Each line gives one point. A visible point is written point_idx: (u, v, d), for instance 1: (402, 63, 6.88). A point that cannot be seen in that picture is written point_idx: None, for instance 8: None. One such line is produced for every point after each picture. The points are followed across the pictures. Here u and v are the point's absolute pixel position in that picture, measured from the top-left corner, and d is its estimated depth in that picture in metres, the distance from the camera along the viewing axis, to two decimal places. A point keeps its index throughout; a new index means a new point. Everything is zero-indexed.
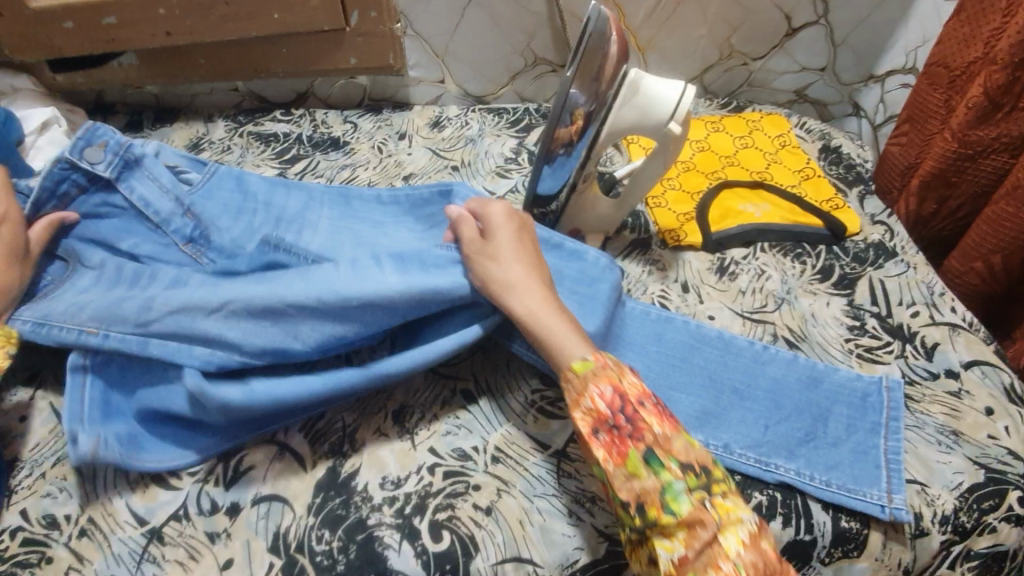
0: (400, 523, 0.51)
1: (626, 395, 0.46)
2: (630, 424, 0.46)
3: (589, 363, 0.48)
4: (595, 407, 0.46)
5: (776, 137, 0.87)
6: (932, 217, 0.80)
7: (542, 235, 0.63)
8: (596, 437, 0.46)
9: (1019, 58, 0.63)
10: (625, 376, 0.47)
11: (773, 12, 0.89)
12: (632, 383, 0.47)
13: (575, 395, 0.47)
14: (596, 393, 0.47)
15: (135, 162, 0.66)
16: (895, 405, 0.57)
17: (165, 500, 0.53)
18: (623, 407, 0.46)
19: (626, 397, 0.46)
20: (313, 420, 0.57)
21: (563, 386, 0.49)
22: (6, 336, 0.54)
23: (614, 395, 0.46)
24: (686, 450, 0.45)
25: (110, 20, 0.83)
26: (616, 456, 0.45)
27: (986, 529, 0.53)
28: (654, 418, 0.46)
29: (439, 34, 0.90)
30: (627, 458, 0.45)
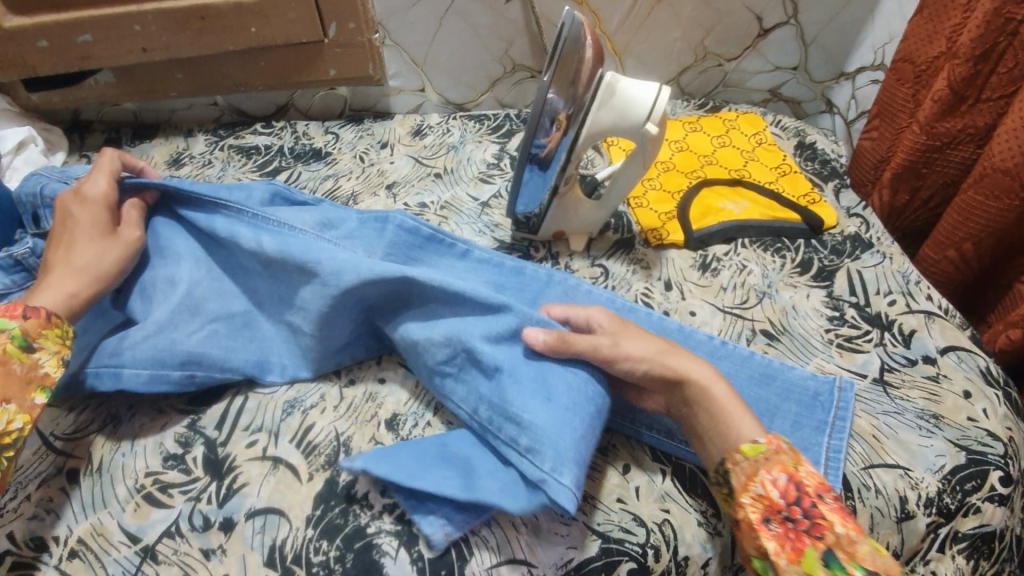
0: (398, 530, 0.51)
1: (803, 485, 0.45)
2: (807, 520, 0.44)
3: (760, 446, 0.47)
4: (767, 495, 0.46)
5: (752, 136, 0.89)
6: (905, 208, 0.82)
7: (482, 255, 0.68)
8: (766, 526, 0.45)
9: (980, 52, 0.65)
10: (801, 465, 0.46)
11: (745, 14, 0.91)
12: (809, 473, 0.46)
13: (743, 478, 0.47)
14: (767, 479, 0.46)
15: (55, 204, 0.66)
16: (845, 405, 0.57)
17: (157, 519, 0.52)
18: (798, 499, 0.45)
19: (802, 488, 0.45)
20: (305, 429, 0.58)
21: (729, 466, 0.48)
22: (67, 335, 0.53)
23: (788, 483, 0.46)
24: (875, 560, 0.41)
25: (86, 37, 0.82)
26: (789, 550, 0.44)
27: (971, 510, 0.54)
28: (836, 517, 0.44)
29: (417, 44, 0.90)
30: (803, 555, 0.43)
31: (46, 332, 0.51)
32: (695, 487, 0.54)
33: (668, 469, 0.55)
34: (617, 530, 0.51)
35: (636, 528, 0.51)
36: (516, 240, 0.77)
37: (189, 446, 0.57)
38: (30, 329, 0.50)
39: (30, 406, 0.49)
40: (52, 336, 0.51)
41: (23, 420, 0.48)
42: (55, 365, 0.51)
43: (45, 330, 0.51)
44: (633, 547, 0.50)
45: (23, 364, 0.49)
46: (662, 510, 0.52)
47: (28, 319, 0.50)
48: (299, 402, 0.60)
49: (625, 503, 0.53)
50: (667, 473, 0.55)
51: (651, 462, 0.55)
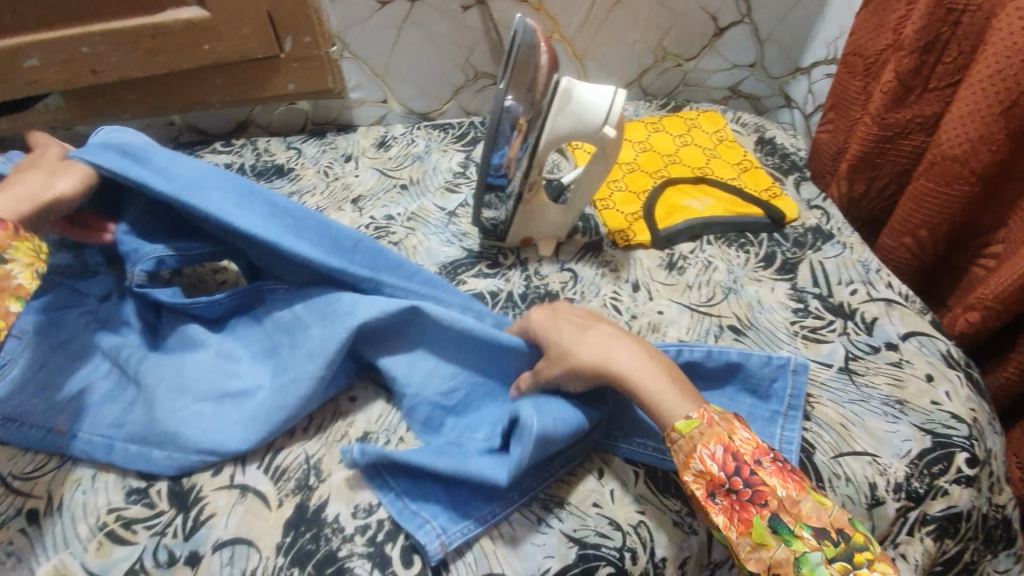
0: (372, 552, 0.50)
1: (739, 454, 0.46)
2: (749, 488, 0.44)
3: (692, 422, 0.47)
4: (707, 470, 0.46)
5: (713, 133, 0.90)
6: (863, 198, 0.84)
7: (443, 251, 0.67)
8: (712, 502, 0.45)
9: (924, 43, 0.67)
10: (736, 435, 0.46)
11: (700, 14, 0.93)
12: (744, 440, 0.46)
13: (683, 457, 0.47)
14: (706, 454, 0.46)
15: None
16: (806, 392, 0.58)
17: (121, 557, 0.50)
18: (737, 469, 0.45)
19: (739, 458, 0.45)
20: (274, 454, 0.56)
21: (669, 446, 0.48)
22: (38, 249, 0.50)
23: (726, 455, 0.46)
24: (820, 514, 0.43)
25: (32, 62, 0.79)
26: (738, 523, 0.44)
27: (939, 493, 0.55)
28: (776, 479, 0.44)
29: (377, 55, 0.90)
30: (752, 525, 0.44)
31: (16, 245, 0.48)
32: (669, 487, 0.54)
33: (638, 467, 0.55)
34: (593, 535, 0.51)
35: (613, 532, 0.51)
36: (484, 248, 0.77)
37: (153, 480, 0.55)
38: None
39: (7, 313, 0.46)
40: (24, 249, 0.48)
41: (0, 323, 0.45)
42: (29, 278, 0.48)
43: (14, 242, 0.48)
44: (610, 551, 0.50)
45: None
46: (637, 513, 0.52)
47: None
48: None
49: (600, 508, 0.52)
50: (641, 475, 0.55)
51: (624, 465, 0.55)
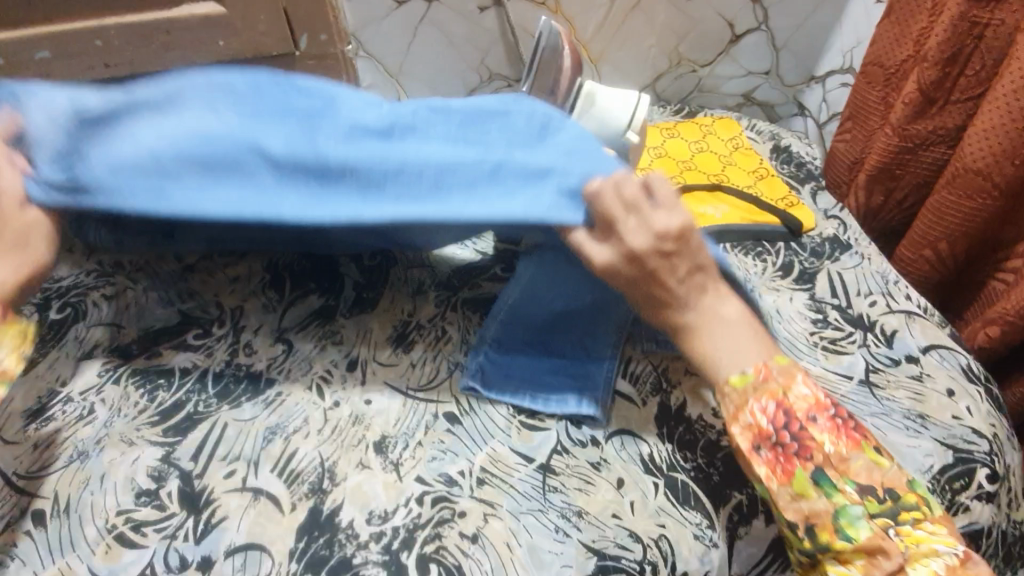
0: (387, 560, 0.49)
1: (790, 410, 0.46)
2: (796, 442, 0.45)
3: (747, 376, 0.47)
4: (757, 422, 0.46)
5: (729, 140, 0.90)
6: (880, 209, 0.83)
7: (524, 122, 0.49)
8: (758, 453, 0.46)
9: (947, 55, 0.66)
10: (792, 391, 0.46)
11: (717, 20, 0.92)
12: (800, 398, 0.46)
13: (733, 409, 0.47)
14: (757, 408, 0.46)
15: None
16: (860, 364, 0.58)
17: (130, 561, 0.49)
18: (787, 424, 0.45)
19: (791, 413, 0.45)
20: (288, 457, 0.55)
21: (720, 397, 0.48)
22: (28, 331, 0.45)
23: (778, 411, 0.46)
24: (867, 473, 0.44)
25: (43, 53, 0.78)
26: (780, 473, 0.45)
27: (960, 509, 0.54)
28: (826, 436, 0.45)
29: (392, 54, 0.89)
30: (794, 476, 0.44)
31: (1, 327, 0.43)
32: (688, 498, 0.53)
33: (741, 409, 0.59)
34: (613, 546, 0.50)
35: (632, 543, 0.50)
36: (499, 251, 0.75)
37: (163, 481, 0.54)
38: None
39: None
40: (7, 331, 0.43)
41: None
42: (15, 362, 0.43)
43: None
44: (630, 563, 0.49)
45: None
46: (656, 525, 0.51)
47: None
48: (281, 427, 0.58)
49: (619, 518, 0.52)
50: (659, 485, 0.54)
51: (642, 474, 0.55)
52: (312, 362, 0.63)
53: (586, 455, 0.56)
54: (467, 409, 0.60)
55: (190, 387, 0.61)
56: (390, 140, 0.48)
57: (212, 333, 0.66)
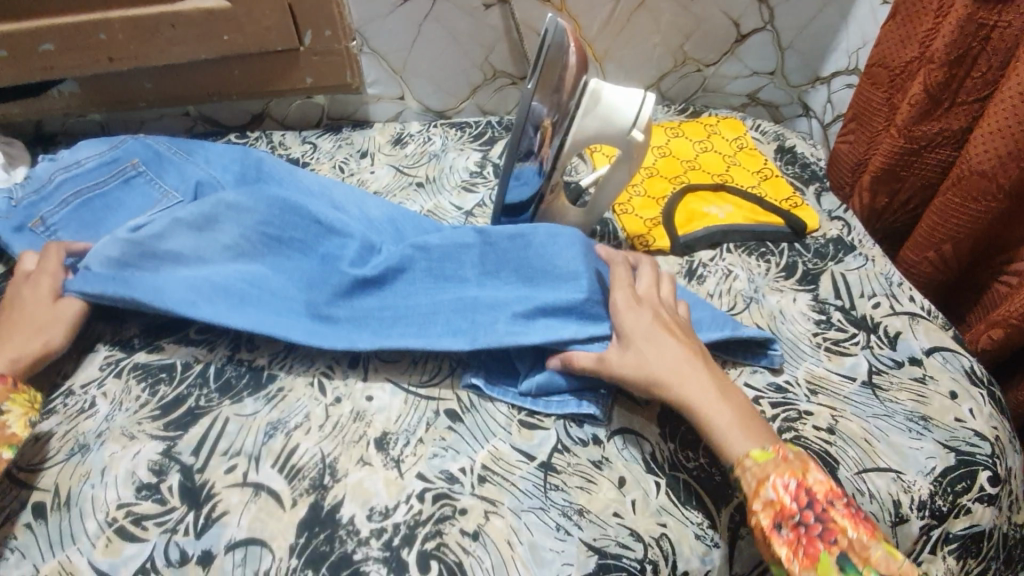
0: (387, 556, 0.49)
1: (812, 491, 0.47)
2: (820, 524, 0.46)
3: (767, 453, 0.49)
4: (778, 499, 0.47)
5: (733, 140, 0.89)
6: (884, 211, 0.83)
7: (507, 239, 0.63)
8: (779, 532, 0.46)
9: (954, 56, 0.66)
10: (810, 473, 0.48)
11: (722, 20, 0.92)
12: (818, 481, 0.48)
13: (754, 483, 0.48)
14: (779, 484, 0.48)
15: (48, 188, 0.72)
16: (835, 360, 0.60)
17: (130, 554, 0.49)
18: (809, 504, 0.47)
19: (813, 494, 0.47)
20: (289, 453, 0.55)
21: (740, 474, 0.49)
22: None
23: (799, 490, 0.47)
24: (888, 562, 0.44)
25: (48, 46, 0.78)
26: (802, 555, 0.45)
27: (962, 512, 0.54)
28: (848, 521, 0.46)
29: (396, 51, 0.89)
30: (818, 559, 0.45)
31: None
32: (690, 498, 0.53)
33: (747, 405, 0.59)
34: (614, 545, 0.50)
35: (633, 542, 0.50)
36: None
37: (164, 475, 0.54)
38: None
39: None
40: None
41: None
42: None
43: (12, 394, 0.54)
44: (631, 562, 0.49)
45: None
46: (657, 524, 0.51)
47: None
48: (282, 423, 0.57)
49: (620, 517, 0.52)
50: (661, 484, 0.54)
51: (644, 473, 0.55)
52: (313, 357, 0.63)
53: (587, 453, 0.56)
54: (468, 407, 0.59)
55: (191, 382, 0.61)
56: (384, 292, 0.64)
57: (214, 328, 0.66)
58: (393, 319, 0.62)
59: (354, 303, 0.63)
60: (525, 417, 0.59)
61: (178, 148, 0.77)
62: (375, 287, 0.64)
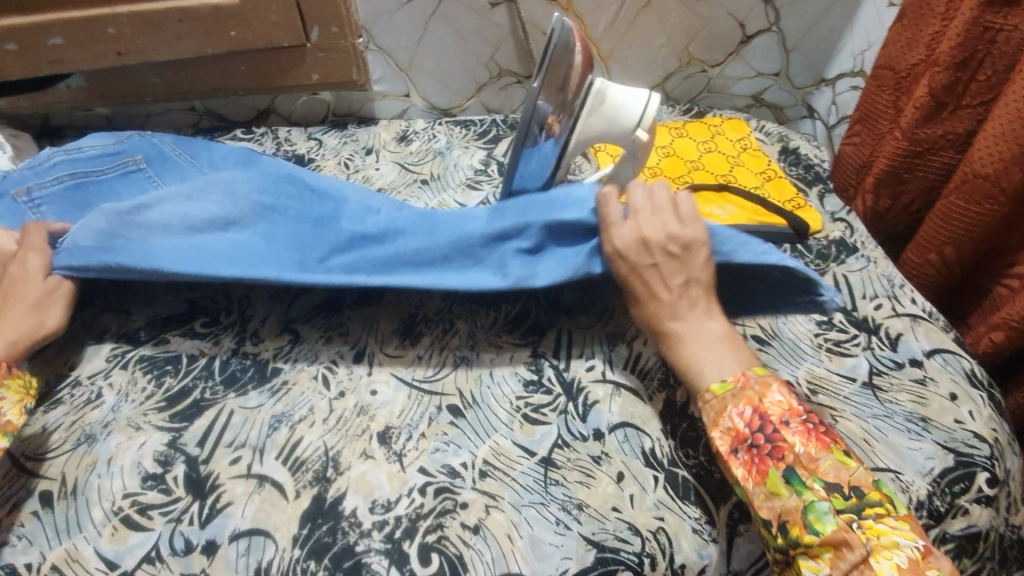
0: (389, 548, 0.50)
1: (766, 414, 0.48)
2: (770, 444, 0.47)
3: (726, 384, 0.50)
4: (734, 427, 0.49)
5: (737, 141, 0.90)
6: (887, 213, 0.83)
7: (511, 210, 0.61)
8: (735, 457, 0.48)
9: (960, 59, 0.66)
10: (766, 397, 0.48)
11: (728, 20, 0.92)
12: (774, 403, 0.48)
13: (713, 414, 0.50)
14: (735, 413, 0.49)
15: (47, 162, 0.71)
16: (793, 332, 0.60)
17: (136, 543, 0.50)
18: (761, 426, 0.47)
19: (766, 418, 0.48)
20: (293, 445, 0.56)
21: (701, 407, 0.51)
22: None
23: (754, 415, 0.48)
24: (838, 472, 0.45)
25: (57, 40, 0.79)
26: (755, 474, 0.47)
27: (959, 513, 0.55)
28: (798, 438, 0.46)
29: (402, 48, 0.89)
30: (767, 475, 0.46)
31: None
32: (689, 494, 0.53)
33: None
34: (612, 540, 0.50)
35: (632, 537, 0.51)
36: None
37: (169, 465, 0.55)
38: None
39: None
40: None
41: None
42: None
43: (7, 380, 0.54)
44: (629, 557, 0.50)
45: None
46: (656, 519, 0.52)
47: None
48: (286, 416, 0.58)
49: (619, 512, 0.52)
50: (660, 481, 0.54)
51: (644, 469, 0.55)
52: (318, 352, 0.64)
53: (587, 449, 0.56)
54: (471, 402, 0.60)
55: (197, 374, 0.61)
56: (386, 242, 0.61)
57: (219, 321, 0.67)
58: (385, 265, 0.60)
59: (343, 256, 0.61)
60: (527, 413, 0.59)
61: (181, 149, 0.75)
62: (371, 241, 0.61)
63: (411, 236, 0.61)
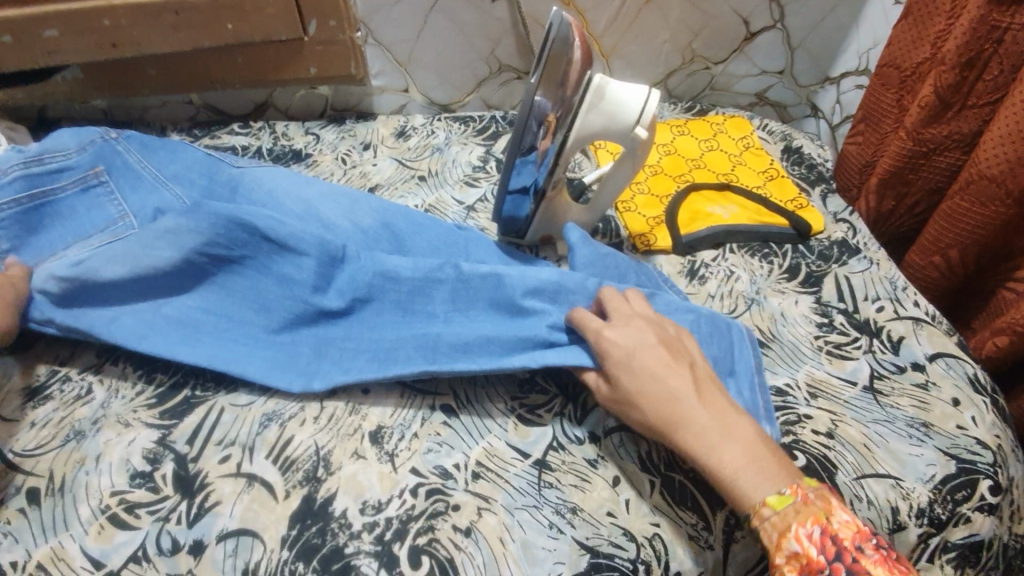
0: (379, 551, 0.49)
1: (838, 539, 0.43)
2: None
3: (785, 498, 0.44)
4: (802, 550, 0.43)
5: (740, 139, 0.88)
6: (891, 214, 0.82)
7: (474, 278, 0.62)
8: None
9: (966, 58, 0.65)
10: (835, 516, 0.43)
11: (732, 17, 0.90)
12: (844, 524, 0.43)
13: (775, 536, 0.44)
14: (802, 535, 0.43)
15: None
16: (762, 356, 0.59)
17: (122, 542, 0.49)
18: (838, 554, 0.42)
19: (839, 543, 0.42)
20: (283, 445, 0.55)
21: (757, 527, 0.45)
22: None
23: (824, 538, 0.43)
24: None
25: (52, 31, 0.78)
26: None
27: (961, 520, 0.54)
28: (880, 568, 0.41)
29: (401, 42, 0.88)
30: None
31: None
32: (685, 499, 0.52)
33: None
34: (607, 545, 0.50)
35: (626, 542, 0.50)
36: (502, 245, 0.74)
37: (158, 463, 0.54)
38: None
39: None
40: None
41: None
42: None
43: None
44: (623, 562, 0.49)
45: None
46: (651, 524, 0.51)
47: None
48: (276, 413, 0.57)
49: (614, 517, 0.51)
50: (656, 485, 0.53)
51: (639, 473, 0.54)
52: None
53: (582, 451, 0.55)
54: (465, 402, 0.59)
55: (188, 370, 0.61)
56: (349, 321, 0.62)
57: None
58: (354, 351, 0.59)
59: (303, 330, 0.61)
60: (522, 414, 0.58)
61: (147, 158, 0.68)
62: (340, 319, 0.62)
63: (377, 323, 0.61)
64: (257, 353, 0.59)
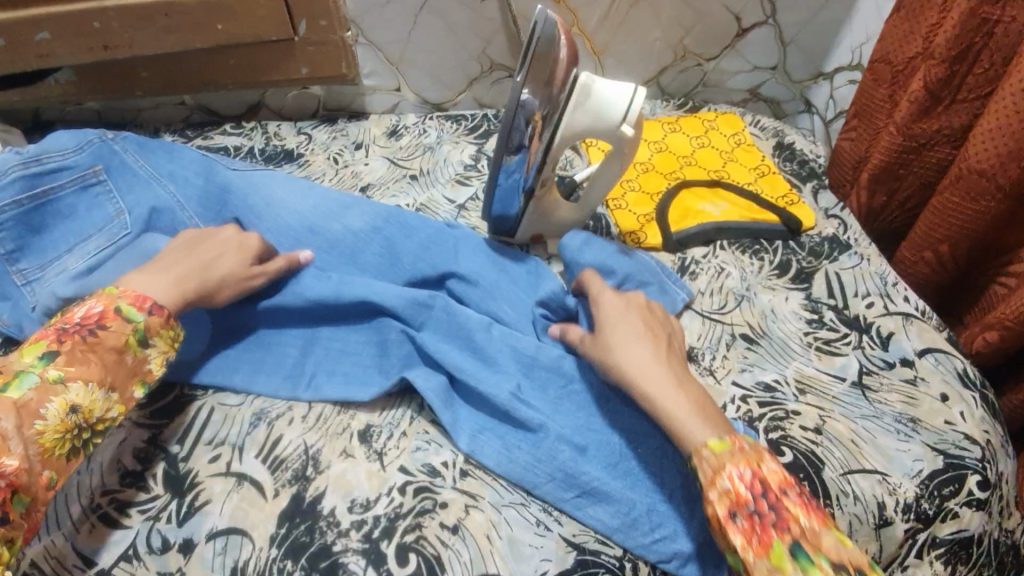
0: (367, 548, 0.49)
1: (766, 480, 0.44)
2: (773, 512, 0.42)
3: (725, 442, 0.46)
4: (734, 488, 0.44)
5: (731, 136, 0.88)
6: (883, 209, 0.82)
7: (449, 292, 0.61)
8: (733, 522, 0.43)
9: (955, 53, 0.65)
10: (764, 462, 0.45)
11: (723, 14, 0.90)
12: (773, 470, 0.45)
13: (709, 471, 0.45)
14: (734, 474, 0.45)
15: None
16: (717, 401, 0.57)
17: (114, 540, 0.50)
18: (764, 493, 0.44)
19: (767, 484, 0.44)
20: (273, 444, 0.55)
21: (695, 464, 0.46)
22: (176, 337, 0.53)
23: (754, 479, 0.44)
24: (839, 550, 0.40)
25: (45, 35, 0.78)
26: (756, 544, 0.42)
27: (948, 516, 0.54)
28: (800, 509, 0.43)
29: (392, 41, 0.88)
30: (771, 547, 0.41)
31: (162, 332, 0.51)
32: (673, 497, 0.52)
33: (732, 404, 0.59)
34: (593, 542, 0.50)
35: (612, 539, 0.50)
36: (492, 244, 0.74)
37: (149, 463, 0.54)
38: (151, 325, 0.51)
39: (129, 399, 0.49)
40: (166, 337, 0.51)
41: (117, 412, 0.48)
42: (159, 363, 0.51)
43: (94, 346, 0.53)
44: (609, 559, 0.49)
45: (136, 357, 0.50)
46: None
47: (152, 314, 0.51)
48: (265, 413, 0.58)
49: None
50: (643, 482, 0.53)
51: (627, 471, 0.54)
52: None
53: None
54: None
55: None
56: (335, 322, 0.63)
57: None
58: (338, 354, 0.61)
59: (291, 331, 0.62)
60: None
61: (144, 158, 0.68)
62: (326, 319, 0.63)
63: (360, 325, 0.62)
64: (243, 356, 0.60)
